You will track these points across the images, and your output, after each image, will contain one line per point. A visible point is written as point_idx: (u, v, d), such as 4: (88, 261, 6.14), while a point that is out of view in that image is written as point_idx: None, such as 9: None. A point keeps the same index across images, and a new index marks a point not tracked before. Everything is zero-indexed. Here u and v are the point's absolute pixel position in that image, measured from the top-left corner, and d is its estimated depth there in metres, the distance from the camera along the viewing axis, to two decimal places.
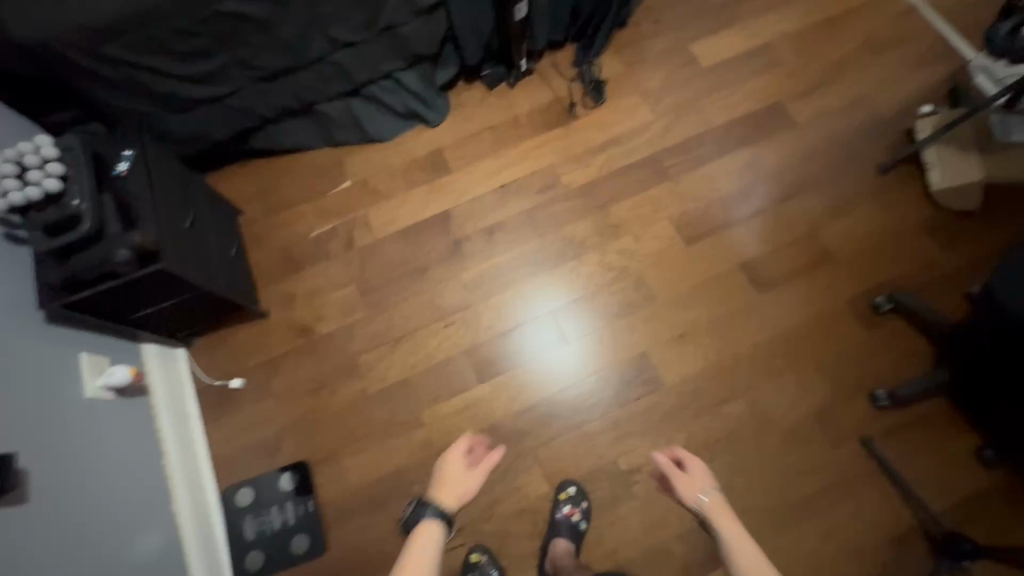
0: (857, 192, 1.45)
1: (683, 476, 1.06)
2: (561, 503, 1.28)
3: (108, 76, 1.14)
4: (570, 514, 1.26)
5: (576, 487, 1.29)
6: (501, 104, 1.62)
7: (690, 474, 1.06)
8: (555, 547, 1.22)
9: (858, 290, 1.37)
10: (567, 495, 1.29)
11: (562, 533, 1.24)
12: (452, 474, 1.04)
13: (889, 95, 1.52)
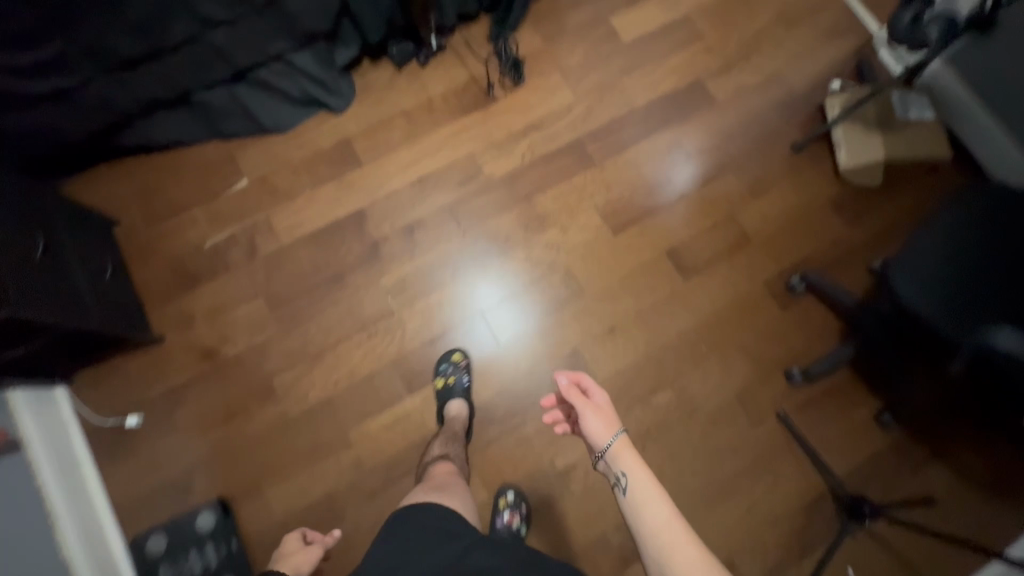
0: (768, 173, 1.55)
1: (594, 419, 0.86)
2: (501, 510, 1.25)
3: None
4: (511, 521, 1.24)
5: (514, 492, 1.28)
6: (410, 86, 1.53)
7: (596, 410, 0.87)
8: None
9: (775, 271, 1.46)
10: (507, 502, 1.27)
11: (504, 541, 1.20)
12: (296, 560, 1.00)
13: (797, 75, 1.63)
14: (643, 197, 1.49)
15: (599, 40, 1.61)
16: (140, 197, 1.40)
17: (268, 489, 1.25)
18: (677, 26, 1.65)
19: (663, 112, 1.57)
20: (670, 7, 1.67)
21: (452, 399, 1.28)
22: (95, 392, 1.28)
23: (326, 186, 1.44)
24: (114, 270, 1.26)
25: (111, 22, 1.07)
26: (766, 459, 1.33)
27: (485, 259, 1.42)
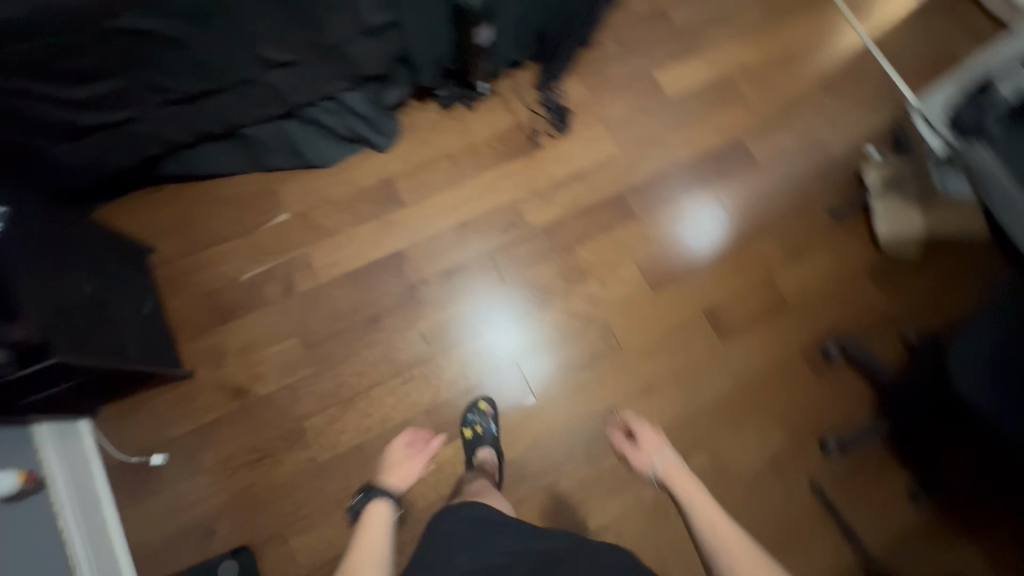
0: (807, 237, 1.56)
1: (636, 453, 0.85)
2: None
3: None
4: None
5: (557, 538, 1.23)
6: (456, 129, 1.52)
7: (640, 448, 0.85)
8: None
9: (811, 338, 1.46)
10: None
11: None
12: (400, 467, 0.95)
13: (836, 141, 1.66)
14: (682, 254, 1.50)
15: (643, 95, 1.63)
16: (178, 226, 1.37)
17: (292, 539, 1.21)
18: (720, 85, 1.68)
19: (704, 170, 1.59)
20: (713, 66, 1.69)
21: (482, 447, 1.25)
22: (120, 427, 1.24)
23: (367, 225, 1.43)
24: (151, 303, 1.23)
25: (176, 59, 1.05)
26: (799, 531, 1.32)
27: (513, 303, 1.42)
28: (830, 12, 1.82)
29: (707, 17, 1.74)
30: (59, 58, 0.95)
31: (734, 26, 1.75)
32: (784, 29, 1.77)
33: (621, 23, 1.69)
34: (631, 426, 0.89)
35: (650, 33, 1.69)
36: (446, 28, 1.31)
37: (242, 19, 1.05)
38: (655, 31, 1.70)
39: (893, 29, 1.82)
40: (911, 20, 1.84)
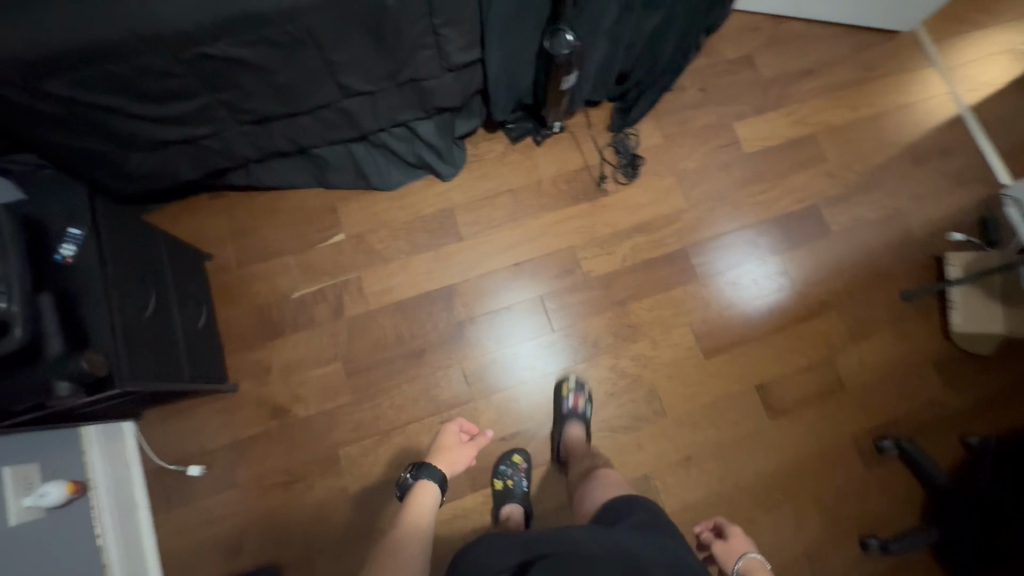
0: (875, 318, 1.47)
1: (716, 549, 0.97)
2: (567, 395, 1.32)
3: (51, 114, 0.95)
4: (576, 404, 1.31)
5: (576, 379, 1.34)
6: (522, 164, 1.48)
7: (729, 542, 0.97)
8: (569, 437, 1.26)
9: (865, 426, 1.38)
10: (570, 388, 1.33)
11: (573, 423, 1.28)
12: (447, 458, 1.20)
13: (918, 217, 1.57)
14: (741, 323, 1.43)
15: (719, 147, 1.55)
16: (237, 235, 1.37)
17: (315, 567, 1.22)
18: (801, 144, 1.59)
19: (775, 235, 1.51)
20: (797, 123, 1.60)
21: (508, 503, 1.23)
22: (161, 432, 1.25)
23: (422, 255, 1.41)
24: (206, 315, 1.23)
25: (258, 84, 1.03)
26: None
27: (558, 353, 1.38)
28: (930, 75, 1.70)
29: (796, 69, 1.65)
30: (146, 81, 0.94)
31: (824, 82, 1.65)
32: (877, 89, 1.67)
33: (704, 67, 1.61)
34: (721, 526, 1.02)
35: (734, 81, 1.61)
36: (530, 66, 1.25)
37: (328, 52, 1.01)
38: (740, 80, 1.62)
39: (996, 100, 1.70)
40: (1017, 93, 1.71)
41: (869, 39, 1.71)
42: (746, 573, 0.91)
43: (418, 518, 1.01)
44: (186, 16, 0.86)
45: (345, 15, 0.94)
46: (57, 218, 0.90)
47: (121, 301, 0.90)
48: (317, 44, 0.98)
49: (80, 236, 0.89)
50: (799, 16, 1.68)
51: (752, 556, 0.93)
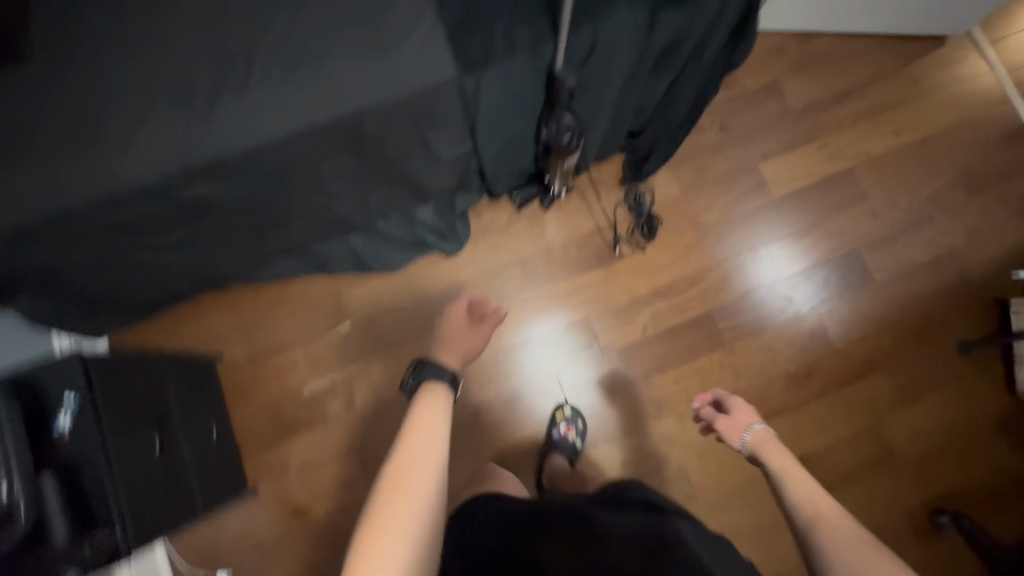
0: (929, 375, 1.34)
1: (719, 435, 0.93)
2: (558, 422, 1.30)
3: (40, 270, 0.93)
4: (567, 433, 1.29)
5: (572, 407, 1.31)
6: (530, 232, 1.40)
7: (732, 415, 0.91)
8: (552, 464, 1.24)
9: (917, 500, 1.29)
10: (563, 415, 1.31)
11: (561, 451, 1.26)
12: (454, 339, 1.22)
13: (978, 255, 1.40)
14: (776, 392, 1.33)
15: (744, 193, 1.42)
16: (244, 332, 1.35)
17: None
18: (837, 182, 1.44)
19: (811, 289, 1.39)
20: (832, 158, 1.45)
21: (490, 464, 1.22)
22: (187, 541, 1.27)
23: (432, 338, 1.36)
24: (217, 426, 1.22)
25: (243, 212, 0.98)
26: None
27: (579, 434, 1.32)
28: (988, 85, 1.50)
29: (829, 94, 1.48)
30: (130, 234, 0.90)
31: (862, 106, 1.48)
32: (924, 109, 1.49)
33: (725, 103, 1.47)
34: (721, 399, 0.95)
35: (760, 115, 1.46)
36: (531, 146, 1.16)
37: (308, 173, 0.94)
38: (767, 113, 1.47)
39: None
40: None
41: (913, 50, 1.51)
42: (756, 444, 0.84)
43: (423, 464, 0.70)
44: (154, 169, 0.82)
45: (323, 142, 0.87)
46: (52, 383, 0.88)
47: (119, 438, 0.91)
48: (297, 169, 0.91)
49: (75, 402, 0.87)
50: (831, 32, 1.50)
51: (758, 428, 0.86)
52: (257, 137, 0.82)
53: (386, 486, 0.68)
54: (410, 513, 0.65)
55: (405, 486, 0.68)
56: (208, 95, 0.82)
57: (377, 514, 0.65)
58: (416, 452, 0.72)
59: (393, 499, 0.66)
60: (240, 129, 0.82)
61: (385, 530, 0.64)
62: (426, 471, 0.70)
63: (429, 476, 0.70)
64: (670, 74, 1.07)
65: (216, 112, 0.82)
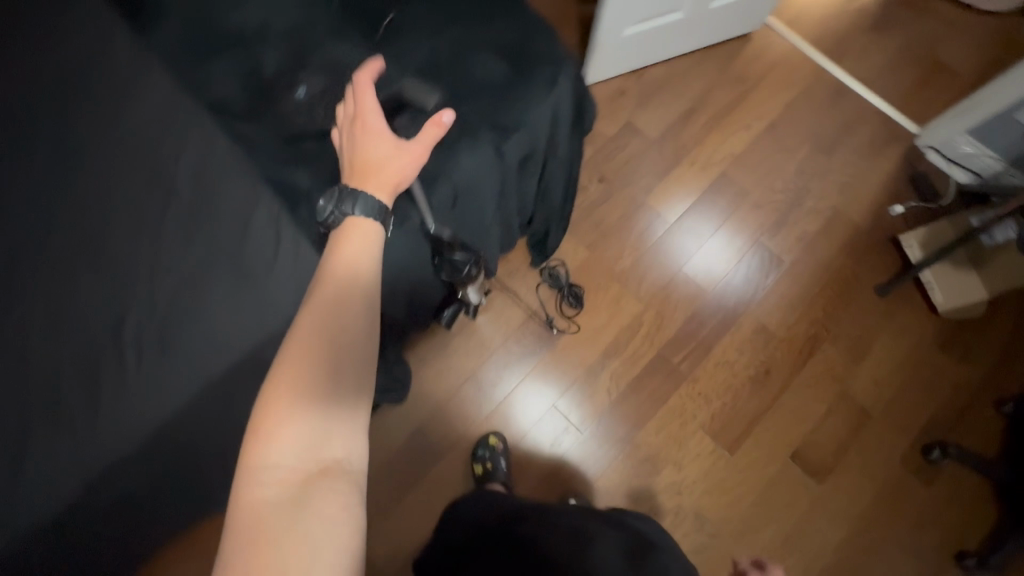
0: (866, 327, 1.44)
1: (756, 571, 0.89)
2: None
3: None
4: None
5: (579, 498, 1.28)
6: (468, 345, 1.39)
7: None
8: None
9: (907, 444, 1.36)
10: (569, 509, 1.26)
11: None
12: (380, 147, 0.69)
13: (856, 206, 1.54)
14: (749, 401, 1.37)
15: (644, 230, 1.49)
16: None
17: None
18: (717, 188, 1.55)
19: (736, 292, 1.46)
20: (704, 170, 1.56)
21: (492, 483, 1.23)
22: None
23: (414, 490, 1.30)
24: None
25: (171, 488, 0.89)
26: None
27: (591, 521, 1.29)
28: (799, 60, 1.69)
29: (678, 115, 1.60)
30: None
31: (709, 115, 1.61)
32: (759, 98, 1.64)
33: (594, 156, 1.54)
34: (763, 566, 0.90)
35: (629, 156, 1.55)
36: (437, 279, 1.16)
37: None
38: (633, 152, 1.56)
39: (865, 57, 1.71)
40: (880, 42, 1.74)
41: (728, 53, 1.68)
42: None
43: (350, 350, 0.57)
44: (56, 505, 0.70)
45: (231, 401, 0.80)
46: None
47: None
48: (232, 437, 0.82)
49: None
50: (656, 63, 1.63)
51: None
52: (158, 421, 0.75)
53: (312, 299, 0.59)
54: (339, 318, 0.58)
55: (332, 327, 0.58)
56: (85, 399, 0.75)
57: (308, 321, 0.58)
58: (342, 284, 0.60)
59: (309, 333, 0.57)
60: (135, 421, 0.74)
61: (319, 348, 0.56)
62: (337, 346, 0.57)
63: (365, 279, 0.62)
64: (539, 178, 1.08)
65: (101, 414, 0.74)
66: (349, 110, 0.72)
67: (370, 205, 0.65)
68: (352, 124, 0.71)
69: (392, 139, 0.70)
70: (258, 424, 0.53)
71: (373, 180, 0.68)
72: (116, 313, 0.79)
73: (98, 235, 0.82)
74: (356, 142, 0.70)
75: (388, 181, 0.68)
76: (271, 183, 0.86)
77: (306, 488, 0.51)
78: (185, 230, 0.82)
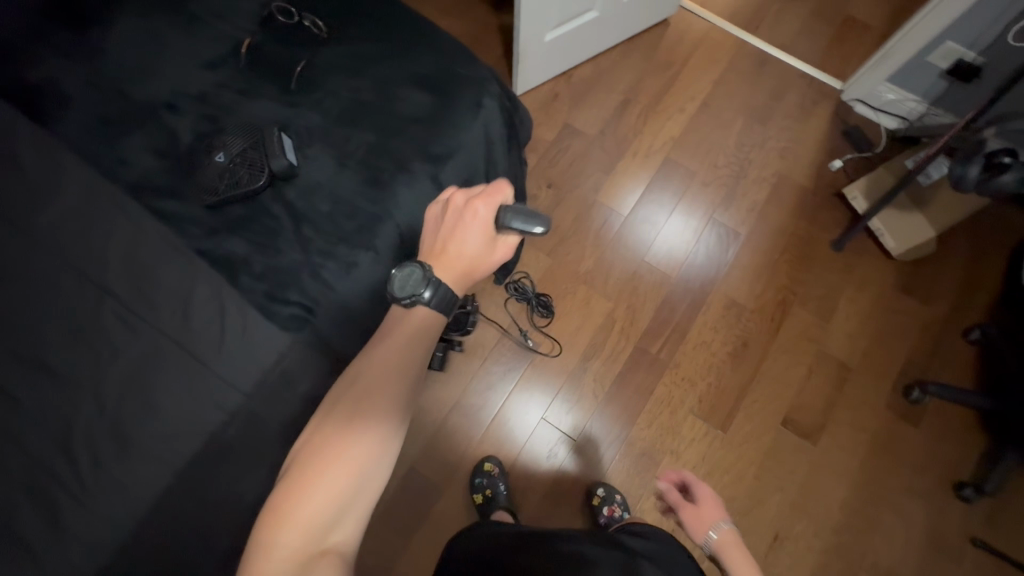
0: (830, 283, 1.47)
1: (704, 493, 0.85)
2: (599, 506, 1.26)
3: None
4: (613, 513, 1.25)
5: (604, 486, 1.28)
6: (447, 373, 1.36)
7: (698, 507, 0.83)
8: None
9: (890, 389, 1.39)
10: (600, 498, 1.27)
11: None
12: (469, 245, 0.70)
13: (799, 168, 1.58)
14: (732, 377, 1.38)
15: (600, 228, 1.50)
16: None
17: None
18: (664, 173, 1.57)
19: (701, 272, 1.48)
20: (648, 158, 1.58)
21: (496, 511, 1.22)
22: None
23: (418, 533, 1.26)
24: None
25: None
26: None
27: None
28: (719, 37, 1.73)
29: (612, 109, 1.62)
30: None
31: (643, 104, 1.63)
32: (688, 80, 1.67)
33: (539, 163, 1.54)
34: (689, 485, 0.88)
35: (573, 156, 1.56)
36: None
37: None
38: (576, 152, 1.56)
39: (780, 25, 1.76)
40: (791, 7, 1.79)
41: (651, 41, 1.71)
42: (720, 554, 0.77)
43: (374, 433, 0.62)
44: None
45: (202, 492, 0.75)
46: None
47: None
48: (212, 534, 0.76)
49: None
50: (584, 62, 1.64)
51: (725, 529, 0.79)
52: (129, 528, 0.71)
53: (353, 377, 0.66)
54: (368, 397, 0.64)
55: (363, 410, 0.63)
56: (44, 520, 0.70)
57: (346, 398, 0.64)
58: (383, 363, 0.66)
59: (342, 409, 0.63)
60: (103, 533, 0.70)
61: (346, 423, 0.62)
62: (361, 426, 0.62)
63: (408, 358, 0.67)
64: None
65: (65, 534, 0.70)
66: (465, 196, 0.70)
67: (440, 300, 0.68)
68: (452, 213, 0.70)
69: (480, 244, 0.71)
70: (279, 495, 0.58)
71: (450, 265, 0.70)
72: (61, 425, 0.74)
73: (31, 345, 0.77)
74: (448, 233, 0.71)
75: (458, 275, 0.70)
76: (206, 255, 0.81)
77: (307, 566, 0.54)
78: (125, 322, 0.78)
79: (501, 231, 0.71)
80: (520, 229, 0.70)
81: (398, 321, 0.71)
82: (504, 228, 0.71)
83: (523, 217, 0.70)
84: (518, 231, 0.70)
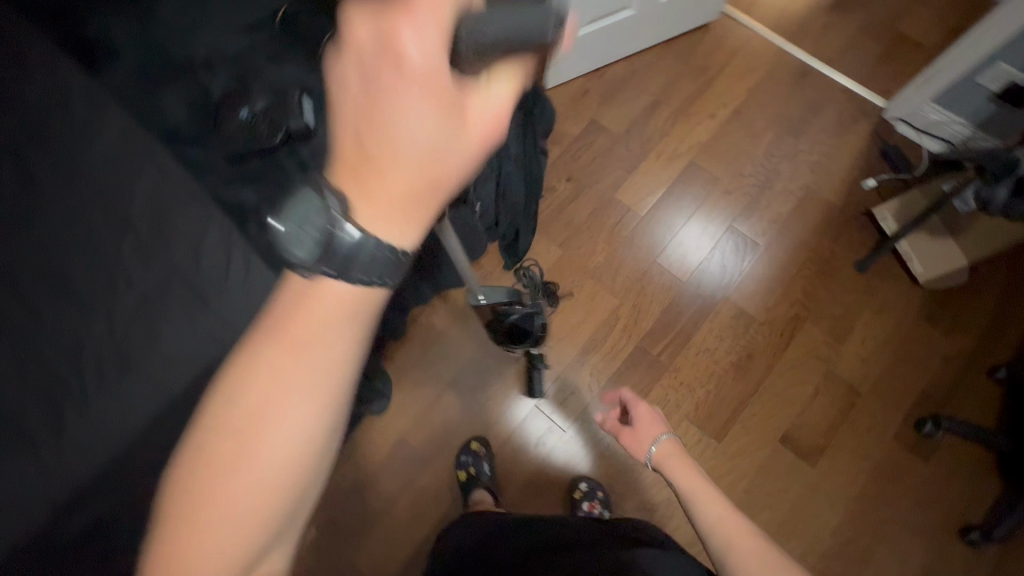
0: (848, 304, 1.42)
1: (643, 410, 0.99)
2: (579, 501, 1.25)
3: None
4: (592, 509, 1.24)
5: (587, 481, 1.28)
6: (448, 350, 1.39)
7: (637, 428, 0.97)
8: None
9: (900, 420, 1.33)
10: (582, 492, 1.27)
11: None
12: (416, 132, 0.33)
13: (828, 184, 1.54)
14: (732, 387, 1.36)
15: (615, 225, 1.50)
16: None
17: None
18: (686, 176, 1.55)
19: (714, 279, 1.45)
20: (672, 160, 1.57)
21: (476, 490, 1.24)
22: None
23: (401, 501, 1.29)
24: None
25: None
26: None
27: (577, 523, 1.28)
28: (760, 46, 1.70)
29: (641, 110, 1.61)
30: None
31: (673, 106, 1.62)
32: (723, 85, 1.64)
33: (561, 156, 1.55)
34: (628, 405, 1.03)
35: (595, 151, 1.56)
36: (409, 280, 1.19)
37: None
38: (600, 147, 1.57)
39: (826, 38, 1.71)
40: (839, 20, 1.74)
41: (688, 45, 1.69)
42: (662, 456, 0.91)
43: (280, 457, 0.37)
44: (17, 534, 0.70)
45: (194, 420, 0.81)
46: None
47: None
48: None
49: None
50: (617, 60, 1.65)
51: (664, 438, 0.93)
52: (125, 441, 0.78)
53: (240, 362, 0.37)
54: (262, 404, 0.36)
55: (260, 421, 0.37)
56: (48, 426, 0.76)
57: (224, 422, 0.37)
58: (283, 353, 0.36)
59: (205, 436, 0.37)
60: (99, 442, 0.77)
61: (211, 461, 0.37)
62: (256, 448, 0.37)
63: (297, 367, 0.36)
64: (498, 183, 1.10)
65: (65, 441, 0.76)
66: (375, 27, 0.32)
67: (363, 262, 0.34)
68: (356, 65, 0.33)
69: (432, 122, 0.33)
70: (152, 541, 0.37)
71: (382, 188, 0.34)
72: (74, 343, 0.80)
73: (58, 268, 0.83)
74: (361, 113, 0.33)
75: (399, 201, 0.35)
76: (222, 205, 0.90)
77: None
78: (143, 257, 0.86)
79: (463, 75, 0.34)
80: (504, 54, 0.36)
81: (292, 302, 0.37)
82: (467, 68, 0.34)
83: (501, 32, 0.35)
84: (499, 59, 0.35)
